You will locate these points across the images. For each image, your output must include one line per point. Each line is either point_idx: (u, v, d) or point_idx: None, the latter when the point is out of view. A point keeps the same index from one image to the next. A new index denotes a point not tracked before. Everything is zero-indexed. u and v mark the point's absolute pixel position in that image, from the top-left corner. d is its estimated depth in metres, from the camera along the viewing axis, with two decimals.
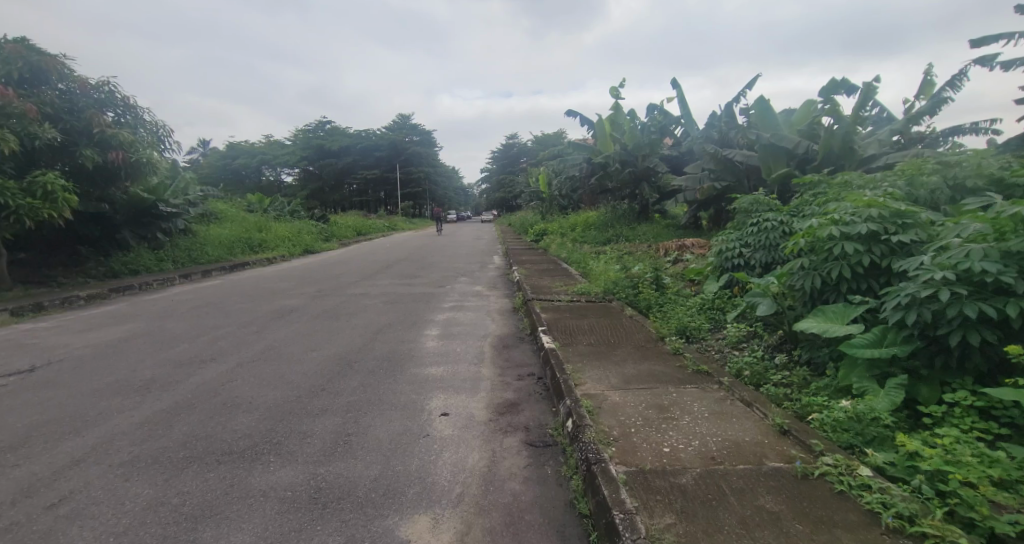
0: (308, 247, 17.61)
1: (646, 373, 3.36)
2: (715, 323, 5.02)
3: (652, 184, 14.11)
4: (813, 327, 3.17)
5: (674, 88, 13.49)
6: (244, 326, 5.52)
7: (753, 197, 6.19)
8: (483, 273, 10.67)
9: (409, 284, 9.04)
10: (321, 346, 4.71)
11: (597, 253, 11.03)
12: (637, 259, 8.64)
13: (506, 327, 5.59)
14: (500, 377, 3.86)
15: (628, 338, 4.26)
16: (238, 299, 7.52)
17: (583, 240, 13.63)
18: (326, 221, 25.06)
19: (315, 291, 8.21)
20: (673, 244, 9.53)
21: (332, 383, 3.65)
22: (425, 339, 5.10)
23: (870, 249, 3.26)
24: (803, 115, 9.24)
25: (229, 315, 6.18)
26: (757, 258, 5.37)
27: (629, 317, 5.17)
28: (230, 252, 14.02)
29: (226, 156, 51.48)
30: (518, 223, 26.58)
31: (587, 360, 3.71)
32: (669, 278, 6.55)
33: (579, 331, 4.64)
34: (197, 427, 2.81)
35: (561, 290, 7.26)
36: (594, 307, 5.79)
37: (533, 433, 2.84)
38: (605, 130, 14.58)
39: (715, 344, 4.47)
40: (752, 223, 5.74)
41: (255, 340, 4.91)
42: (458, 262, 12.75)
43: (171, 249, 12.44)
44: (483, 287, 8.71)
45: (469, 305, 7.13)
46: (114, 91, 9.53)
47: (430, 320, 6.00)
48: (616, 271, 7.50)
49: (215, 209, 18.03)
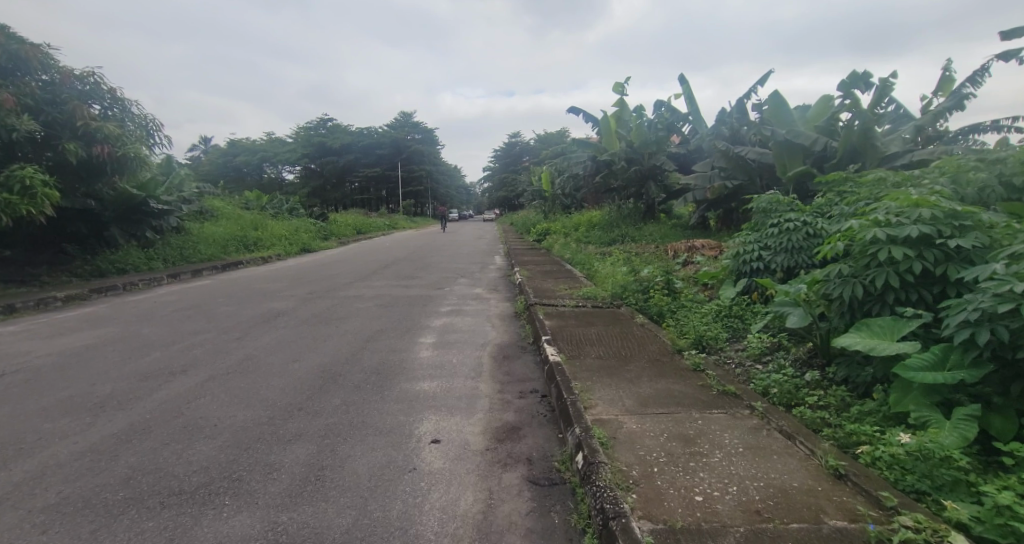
0: (306, 246, 17.26)
1: (665, 394, 2.96)
2: (734, 332, 4.64)
3: (658, 183, 13.72)
4: (857, 344, 2.76)
5: (681, 84, 13.10)
6: (224, 332, 5.15)
7: (771, 195, 5.78)
8: (484, 274, 10.29)
9: (406, 286, 8.66)
10: (305, 356, 4.32)
11: (602, 253, 10.64)
12: (645, 261, 8.25)
13: (506, 335, 5.19)
14: (500, 395, 3.47)
15: (642, 351, 3.86)
16: (225, 301, 7.15)
17: (587, 240, 13.24)
18: (325, 219, 24.72)
19: (307, 293, 7.83)
20: (683, 245, 9.12)
21: (311, 402, 3.26)
22: (419, 348, 4.71)
23: (921, 254, 2.85)
24: (820, 111, 8.83)
25: (211, 319, 5.82)
26: (779, 262, 4.99)
27: (640, 326, 4.77)
28: (224, 250, 13.67)
29: (226, 153, 51.22)
30: (521, 222, 26.23)
31: (597, 377, 3.32)
32: (681, 282, 6.15)
33: (587, 342, 4.24)
34: (144, 460, 2.41)
35: (565, 294, 6.87)
36: (602, 314, 5.38)
37: (536, 467, 2.44)
38: (610, 127, 14.19)
39: (735, 357, 4.10)
40: (772, 224, 5.35)
41: (234, 348, 4.53)
42: (457, 262, 12.37)
43: (162, 248, 12.10)
44: (483, 289, 8.33)
45: (468, 309, 6.73)
46: (99, 83, 9.25)
47: (425, 326, 5.61)
48: (624, 274, 7.10)
49: (211, 206, 17.71)
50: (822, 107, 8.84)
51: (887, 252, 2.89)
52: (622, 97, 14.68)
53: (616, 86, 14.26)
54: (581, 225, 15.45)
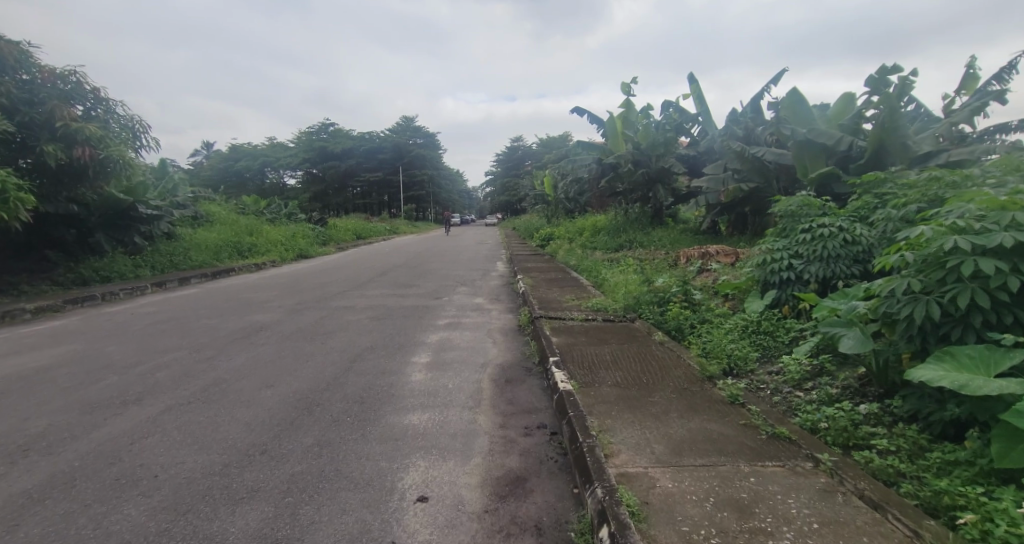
0: (303, 251, 16.81)
1: (702, 436, 2.44)
2: (766, 352, 4.14)
3: (666, 186, 13.23)
4: (942, 379, 2.24)
5: (691, 83, 12.62)
6: (197, 350, 4.65)
7: (800, 196, 5.27)
8: (485, 282, 9.78)
9: (402, 296, 8.16)
10: (282, 381, 3.81)
11: (610, 260, 10.15)
12: (657, 268, 7.75)
13: (509, 354, 4.68)
14: (502, 431, 2.95)
15: (666, 377, 3.34)
16: (206, 313, 6.66)
17: (593, 245, 12.75)
18: (324, 224, 24.29)
19: (296, 304, 7.33)
20: (695, 251, 8.63)
21: (278, 443, 2.74)
22: (412, 370, 4.21)
23: (1016, 267, 2.34)
24: (841, 109, 8.32)
25: (187, 334, 5.33)
26: (813, 272, 4.48)
27: (659, 344, 4.25)
28: (217, 257, 13.24)
29: (227, 157, 51.00)
30: (523, 227, 25.75)
31: (618, 412, 2.81)
32: (699, 292, 5.64)
33: (601, 365, 3.73)
34: (49, 533, 1.89)
35: (573, 305, 6.37)
36: (616, 329, 4.87)
37: (547, 540, 1.93)
38: (617, 128, 13.73)
39: (772, 383, 3.59)
40: (803, 229, 4.83)
41: (204, 370, 4.03)
42: (457, 269, 11.87)
43: (151, 254, 11.66)
44: (484, 299, 7.83)
45: (467, 322, 6.22)
46: (82, 81, 8.84)
47: (420, 343, 5.11)
48: (635, 283, 6.60)
49: (206, 211, 17.30)
50: (843, 105, 8.34)
51: (973, 264, 2.39)
52: (629, 98, 14.20)
53: (623, 87, 13.80)
54: (586, 229, 14.95)
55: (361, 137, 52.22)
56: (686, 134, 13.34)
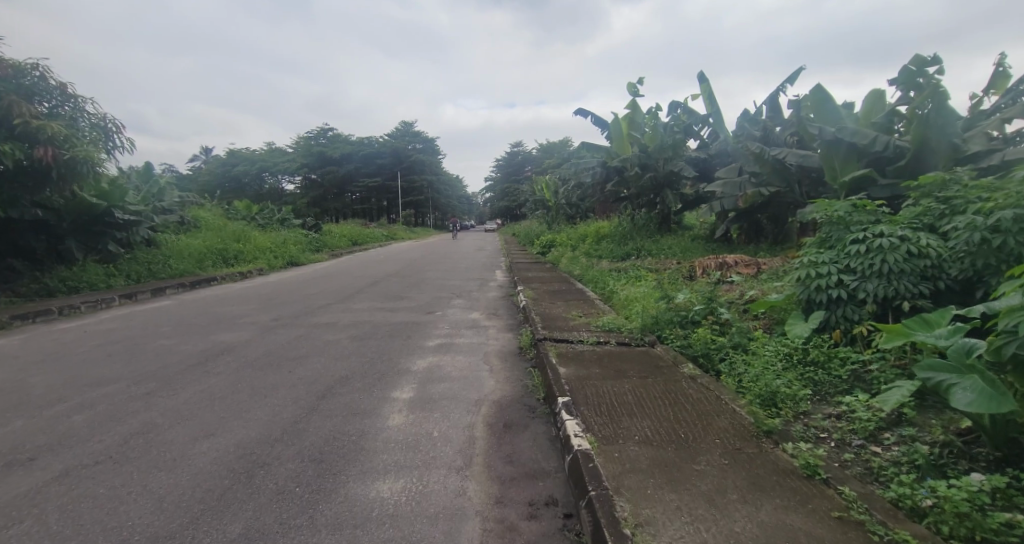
0: (293, 258, 16.07)
1: (784, 539, 1.72)
2: (820, 390, 3.43)
3: (675, 191, 12.57)
4: None
5: (702, 82, 11.95)
6: (137, 382, 3.90)
7: (845, 201, 4.55)
8: (482, 294, 9.05)
9: (391, 310, 7.43)
10: (226, 428, 3.06)
11: (616, 270, 9.45)
12: (671, 280, 7.03)
13: (509, 387, 3.94)
14: (499, 511, 2.22)
15: (709, 431, 2.61)
16: (168, 331, 5.92)
17: (597, 253, 12.05)
18: (319, 230, 23.56)
19: (272, 320, 6.58)
20: (711, 261, 7.93)
21: (190, 536, 1.99)
22: (390, 410, 3.46)
23: None
24: (872, 106, 7.61)
25: (135, 359, 4.59)
26: (870, 291, 3.75)
27: (688, 377, 3.54)
28: (199, 265, 12.54)
29: (223, 161, 50.37)
30: (523, 234, 25.07)
31: (656, 490, 2.07)
32: (727, 310, 4.93)
33: (622, 410, 3.00)
34: None
35: (581, 323, 5.64)
36: (635, 357, 4.15)
37: None
38: (622, 130, 13.06)
39: (838, 433, 2.87)
40: (854, 239, 4.10)
41: (134, 412, 3.28)
42: (453, 279, 11.15)
43: (127, 262, 10.92)
44: (481, 314, 7.09)
45: (462, 344, 5.48)
46: (47, 76, 8.17)
47: (405, 372, 4.37)
48: (650, 299, 5.90)
49: (193, 217, 16.58)
50: (875, 102, 7.63)
51: None
52: (634, 99, 13.55)
53: (629, 87, 13.13)
54: (589, 236, 14.24)
55: (359, 141, 51.67)
56: (695, 137, 12.66)
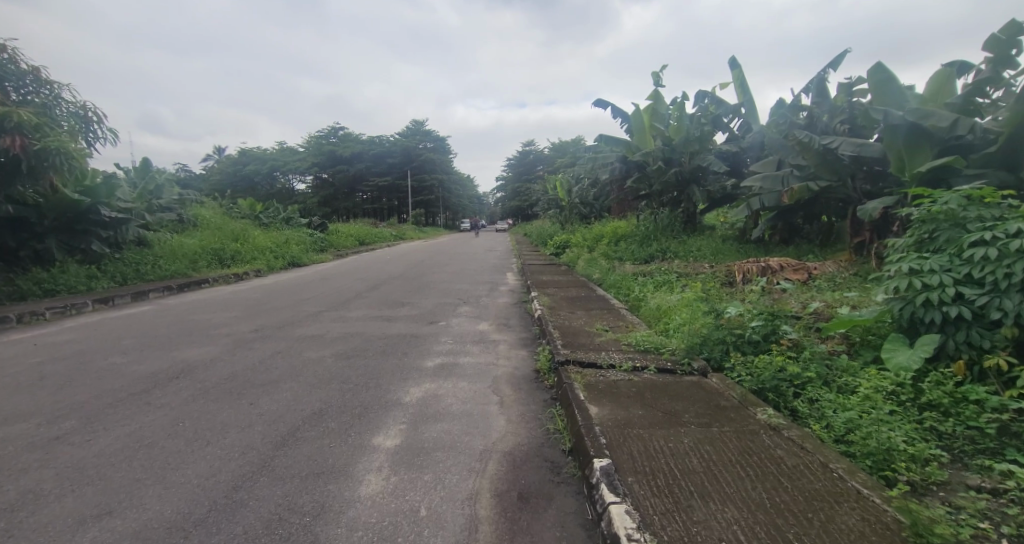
0: (294, 259, 15.38)
1: None
2: (954, 447, 2.48)
3: (702, 187, 11.62)
4: None
5: (734, 68, 10.95)
6: (49, 421, 3.06)
7: (955, 192, 3.57)
8: (492, 300, 8.19)
9: (389, 319, 6.58)
10: (133, 501, 2.21)
11: (641, 274, 8.56)
12: (711, 293, 6.12)
13: (525, 431, 3.06)
14: None
15: (836, 536, 1.69)
16: (128, 345, 5.13)
17: (617, 254, 11.14)
18: (325, 229, 22.86)
19: (252, 331, 5.76)
20: (752, 264, 7.02)
21: None
22: (367, 467, 2.59)
23: None
24: (944, 84, 6.62)
25: (68, 384, 3.79)
26: (1010, 309, 2.80)
27: (767, 425, 2.60)
28: (194, 265, 11.86)
29: (234, 161, 50.13)
30: (535, 233, 24.22)
31: None
32: (793, 330, 3.98)
33: (687, 484, 2.08)
34: None
35: (609, 340, 4.75)
36: (685, 392, 3.22)
37: None
38: (644, 122, 12.12)
39: (1012, 525, 1.94)
40: (980, 240, 3.12)
41: (21, 471, 2.44)
42: (462, 282, 10.31)
43: (114, 263, 10.23)
44: (490, 325, 6.21)
45: (466, 365, 4.60)
46: (16, 60, 7.59)
47: (394, 405, 3.50)
48: (692, 314, 4.96)
49: (193, 215, 15.96)
50: (947, 79, 6.63)
51: None
52: (658, 89, 12.58)
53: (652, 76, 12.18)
54: (606, 236, 13.30)
55: (369, 140, 51.18)
56: (724, 129, 11.71)
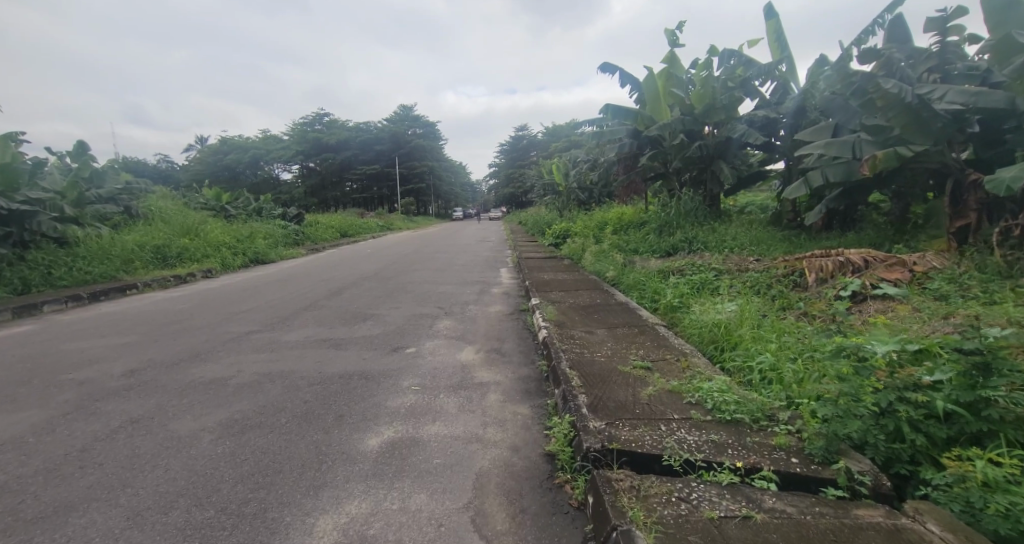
0: (257, 255, 13.43)
1: None
2: None
3: (728, 164, 9.84)
4: None
5: (771, 18, 9.09)
6: None
7: None
8: (480, 308, 6.37)
9: (336, 346, 4.72)
10: None
11: (668, 272, 6.76)
12: (783, 309, 4.38)
13: None
14: None
15: None
16: None
17: (630, 245, 9.32)
18: (301, 220, 20.82)
19: (123, 375, 3.87)
20: (828, 260, 5.24)
21: None
22: None
23: None
24: None
25: None
26: None
27: None
28: (127, 266, 9.94)
29: (213, 150, 47.54)
30: (532, 222, 22.34)
31: None
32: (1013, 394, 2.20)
33: None
34: None
35: (663, 393, 2.98)
36: None
37: None
38: (659, 88, 10.18)
39: None
40: None
41: None
42: (445, 283, 8.48)
43: (14, 267, 8.23)
44: (475, 355, 4.38)
45: (433, 444, 2.77)
46: None
47: None
48: (786, 355, 3.18)
49: (141, 206, 13.93)
50: None
51: None
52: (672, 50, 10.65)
53: (668, 34, 10.23)
54: (614, 223, 11.45)
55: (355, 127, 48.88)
56: (755, 93, 9.87)
